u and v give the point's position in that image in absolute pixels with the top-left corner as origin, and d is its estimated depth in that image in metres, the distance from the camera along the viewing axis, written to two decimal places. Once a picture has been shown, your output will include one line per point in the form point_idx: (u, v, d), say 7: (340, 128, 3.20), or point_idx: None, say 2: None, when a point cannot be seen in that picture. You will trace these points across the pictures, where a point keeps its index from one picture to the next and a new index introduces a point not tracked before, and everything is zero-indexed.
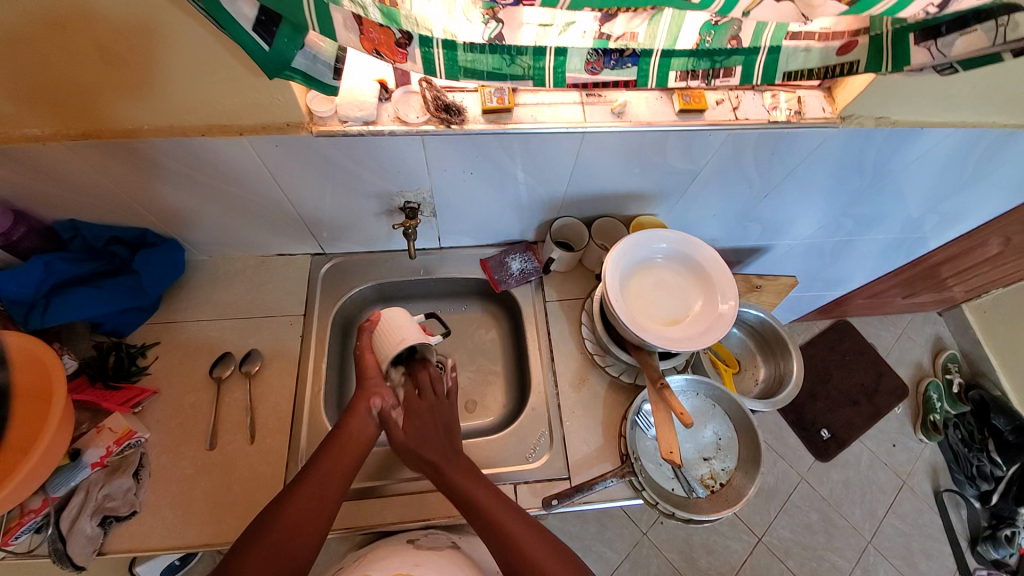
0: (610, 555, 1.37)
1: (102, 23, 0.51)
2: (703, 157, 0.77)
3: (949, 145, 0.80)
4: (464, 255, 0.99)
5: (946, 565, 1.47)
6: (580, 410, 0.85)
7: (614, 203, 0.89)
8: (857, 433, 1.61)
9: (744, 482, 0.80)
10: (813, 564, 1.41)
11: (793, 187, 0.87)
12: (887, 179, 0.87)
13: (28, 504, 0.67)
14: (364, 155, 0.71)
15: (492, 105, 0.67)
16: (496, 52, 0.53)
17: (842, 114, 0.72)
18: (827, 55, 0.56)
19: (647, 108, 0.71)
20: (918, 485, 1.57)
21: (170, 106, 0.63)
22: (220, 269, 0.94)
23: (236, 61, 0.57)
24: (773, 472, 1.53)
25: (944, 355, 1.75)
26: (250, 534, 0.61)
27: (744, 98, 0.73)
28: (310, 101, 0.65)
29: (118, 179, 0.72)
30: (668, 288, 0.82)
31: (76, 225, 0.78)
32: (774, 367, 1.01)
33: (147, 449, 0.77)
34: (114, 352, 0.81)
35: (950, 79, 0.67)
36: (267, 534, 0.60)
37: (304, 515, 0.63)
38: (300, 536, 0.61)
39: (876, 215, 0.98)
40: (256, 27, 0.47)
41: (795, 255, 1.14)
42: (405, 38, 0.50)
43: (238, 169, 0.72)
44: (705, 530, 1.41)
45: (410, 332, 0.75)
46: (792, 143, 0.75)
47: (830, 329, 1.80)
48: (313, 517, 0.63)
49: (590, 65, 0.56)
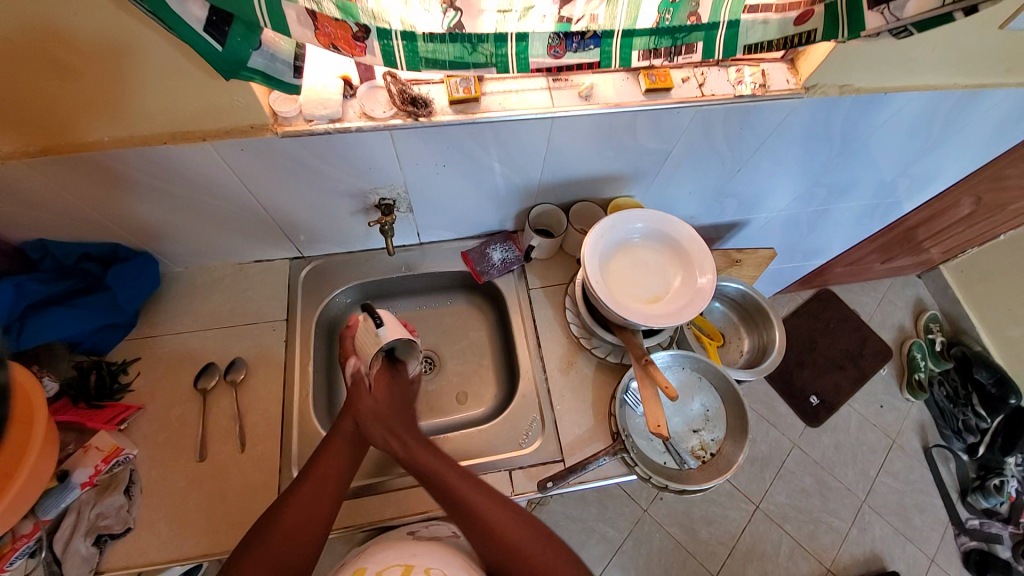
0: (613, 534, 1.39)
1: (58, 38, 0.50)
2: (673, 135, 0.77)
3: (914, 109, 0.81)
4: (446, 248, 0.99)
5: (938, 517, 1.52)
6: (570, 393, 0.86)
7: (590, 186, 0.89)
8: (845, 397, 1.65)
9: (735, 450, 0.82)
10: (810, 526, 1.45)
11: (765, 159, 0.88)
12: (857, 146, 0.89)
13: (18, 529, 0.66)
14: (334, 153, 0.70)
15: (458, 95, 0.67)
16: (457, 41, 0.53)
17: (806, 85, 0.73)
18: (785, 25, 0.56)
19: (614, 89, 0.71)
20: (906, 442, 1.62)
21: (134, 118, 0.62)
22: (198, 279, 0.93)
23: (193, 65, 0.56)
24: (766, 441, 1.56)
25: (925, 316, 1.80)
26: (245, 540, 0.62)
27: (709, 75, 0.73)
28: (273, 102, 0.64)
29: (85, 196, 0.71)
30: (647, 268, 0.83)
31: (45, 244, 0.76)
32: (757, 337, 1.03)
33: (136, 466, 0.77)
34: (95, 371, 0.80)
35: (908, 43, 0.68)
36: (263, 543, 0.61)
37: (300, 521, 0.63)
38: (294, 544, 0.61)
39: (848, 182, 1.00)
40: (208, 26, 0.47)
41: (773, 227, 1.15)
42: (362, 32, 0.49)
43: (206, 176, 0.71)
44: (703, 502, 1.44)
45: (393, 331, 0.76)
46: (758, 116, 0.76)
47: (813, 298, 1.83)
48: (308, 521, 0.63)
49: (552, 50, 0.56)
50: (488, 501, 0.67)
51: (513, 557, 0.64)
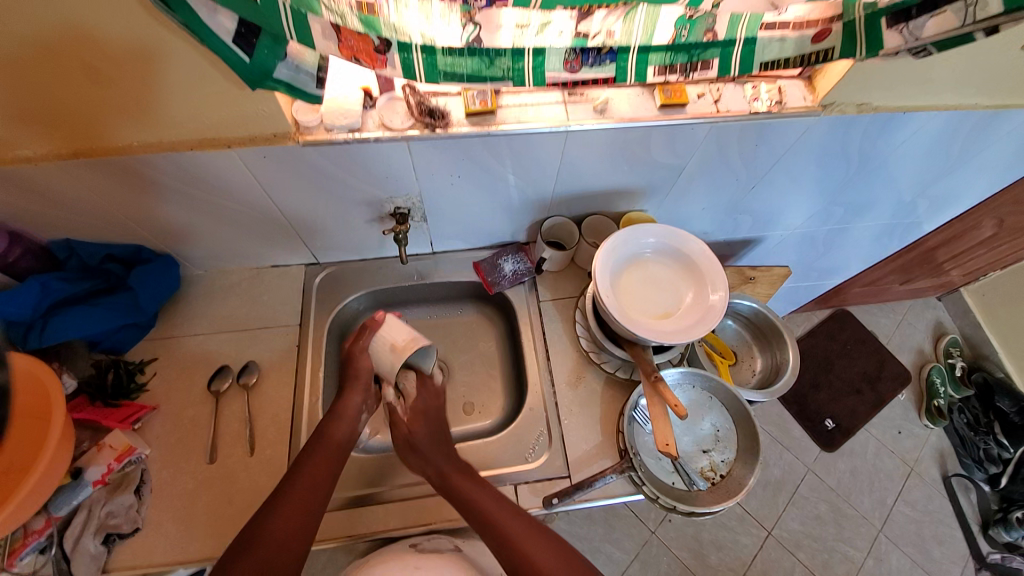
0: (619, 555, 1.36)
1: (100, 46, 0.53)
2: (688, 151, 0.78)
3: (933, 129, 0.80)
4: (458, 258, 0.99)
5: (958, 551, 1.46)
6: (578, 407, 0.85)
7: (602, 200, 0.89)
8: (862, 421, 1.61)
9: (745, 472, 0.80)
10: (825, 556, 1.40)
11: (781, 176, 0.87)
12: (875, 165, 0.88)
13: (30, 525, 0.68)
14: (352, 163, 0.72)
15: (475, 107, 0.68)
16: (474, 56, 0.53)
17: (823, 103, 0.73)
18: (802, 43, 0.56)
19: (629, 104, 0.72)
20: (926, 471, 1.56)
21: (162, 124, 0.64)
22: (215, 282, 0.95)
23: (221, 75, 0.58)
24: (780, 464, 1.52)
25: (946, 340, 1.75)
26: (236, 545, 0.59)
27: (725, 91, 0.73)
28: (296, 111, 0.66)
29: (114, 199, 0.73)
30: (658, 283, 0.82)
31: (72, 245, 0.79)
32: (770, 356, 1.01)
33: (147, 466, 0.77)
34: (113, 369, 0.82)
35: (928, 62, 0.68)
36: (256, 547, 0.58)
37: (288, 525, 0.61)
38: (287, 548, 0.59)
39: (866, 201, 0.99)
40: (236, 38, 0.48)
41: (788, 245, 1.14)
42: (383, 45, 0.50)
43: (228, 182, 0.73)
44: (713, 526, 1.40)
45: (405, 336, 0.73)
46: (774, 133, 0.76)
47: (829, 318, 1.80)
48: (298, 525, 0.62)
49: (569, 64, 0.56)
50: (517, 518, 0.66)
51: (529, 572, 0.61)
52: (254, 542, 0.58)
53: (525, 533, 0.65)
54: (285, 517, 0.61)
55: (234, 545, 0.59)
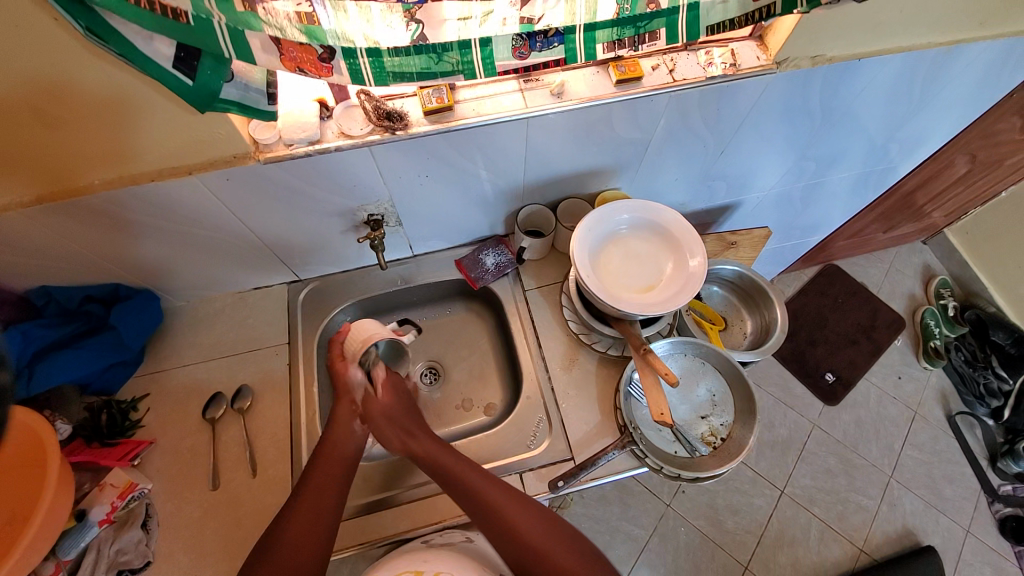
0: (638, 532, 1.37)
1: (38, 83, 0.51)
2: (651, 123, 0.78)
3: (891, 73, 0.81)
4: (439, 258, 1.00)
5: (969, 487, 1.49)
6: (574, 390, 0.86)
7: (575, 182, 0.89)
8: (861, 371, 1.63)
9: (744, 433, 0.81)
10: (839, 508, 1.42)
11: (748, 137, 0.87)
12: (840, 116, 0.88)
13: (40, 571, 0.67)
14: (317, 174, 0.71)
15: (432, 105, 0.67)
16: (422, 53, 0.53)
17: (777, 60, 0.73)
18: (744, 3, 0.57)
19: (586, 84, 0.72)
20: (929, 413, 1.59)
21: (119, 158, 0.63)
22: (199, 311, 0.94)
23: (170, 100, 0.57)
24: (785, 424, 1.54)
25: (935, 282, 1.77)
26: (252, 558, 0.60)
27: (679, 60, 0.74)
28: (253, 130, 0.65)
29: (85, 239, 0.73)
30: (638, 258, 0.83)
31: (48, 290, 0.79)
32: (759, 317, 1.02)
33: (151, 500, 0.77)
34: (105, 411, 0.81)
35: (875, 6, 0.68)
36: (271, 556, 0.60)
37: (308, 529, 0.63)
38: (303, 551, 0.61)
39: (836, 152, 0.99)
40: (177, 63, 0.49)
41: (766, 206, 1.15)
42: (327, 53, 0.50)
43: (195, 209, 0.73)
44: (727, 491, 1.42)
45: (371, 328, 0.76)
46: (734, 96, 0.76)
47: (819, 274, 1.81)
48: (315, 528, 0.63)
49: (518, 51, 0.57)
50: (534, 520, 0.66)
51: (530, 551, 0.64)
52: (270, 551, 0.60)
53: (546, 540, 0.64)
54: (297, 524, 0.63)
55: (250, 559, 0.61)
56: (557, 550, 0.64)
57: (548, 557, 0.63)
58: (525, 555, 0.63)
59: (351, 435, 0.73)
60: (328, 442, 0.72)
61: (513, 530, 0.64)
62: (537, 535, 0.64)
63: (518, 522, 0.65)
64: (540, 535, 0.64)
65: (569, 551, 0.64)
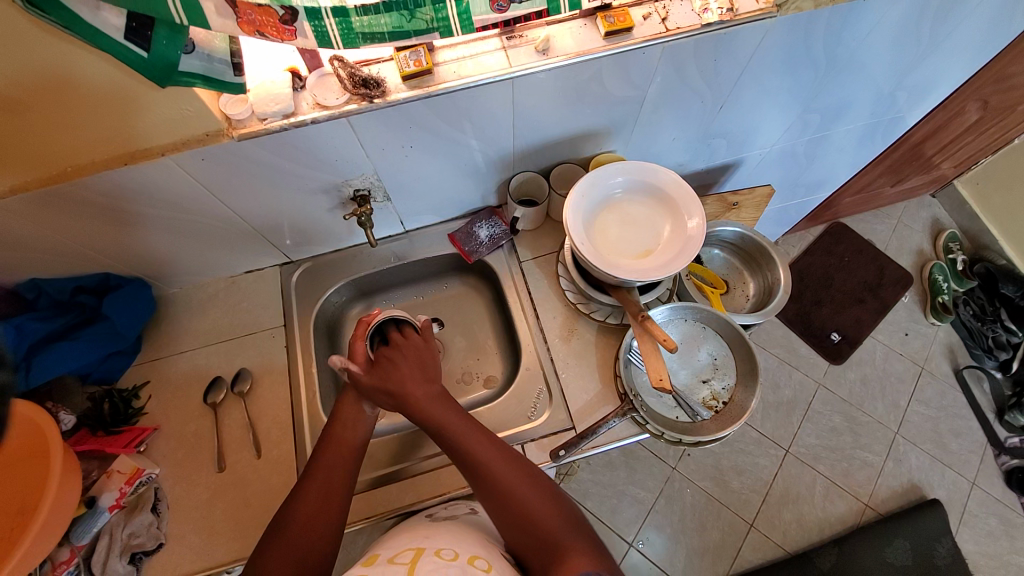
0: (644, 495, 1.39)
1: None
2: (644, 80, 0.74)
3: (900, 15, 0.75)
4: (432, 233, 0.97)
5: (976, 439, 1.49)
6: (574, 360, 0.85)
7: (567, 147, 0.86)
8: (867, 330, 1.61)
9: (746, 396, 0.80)
10: (844, 464, 1.43)
11: (748, 91, 0.83)
12: (846, 63, 0.83)
13: (56, 556, 0.68)
14: (298, 150, 0.68)
15: (410, 69, 0.64)
16: (393, 11, 0.50)
17: (778, 3, 0.68)
18: None
19: (572, 38, 0.67)
20: (937, 368, 1.58)
21: (84, 141, 0.61)
22: (193, 297, 0.93)
23: (135, 79, 0.54)
24: (790, 384, 1.54)
25: (944, 237, 1.73)
26: (264, 541, 0.61)
27: (672, 8, 0.69)
28: (224, 105, 0.62)
29: (66, 230, 0.71)
30: (633, 223, 0.80)
31: (38, 283, 0.78)
32: (762, 279, 1.00)
33: (160, 484, 0.79)
34: (108, 400, 0.81)
35: None
36: (283, 537, 0.60)
37: (318, 510, 0.63)
38: (315, 531, 0.61)
39: (841, 103, 0.95)
40: (128, 33, 0.47)
41: (769, 164, 1.11)
42: (289, 15, 0.47)
43: (176, 192, 0.70)
44: (732, 453, 1.43)
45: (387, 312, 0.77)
46: (732, 45, 0.72)
47: (824, 234, 1.78)
48: (325, 512, 0.63)
49: (496, 4, 0.53)
50: (531, 488, 0.62)
51: (509, 504, 0.61)
52: (281, 534, 0.60)
53: (521, 490, 0.62)
54: (308, 506, 0.63)
55: (262, 542, 0.61)
56: (533, 502, 0.61)
57: (524, 511, 0.60)
58: (504, 508, 0.61)
59: (363, 427, 0.72)
60: (337, 424, 0.71)
61: (492, 481, 0.62)
62: (516, 489, 0.62)
63: (497, 473, 0.63)
64: (519, 490, 0.61)
65: (546, 506, 0.61)
